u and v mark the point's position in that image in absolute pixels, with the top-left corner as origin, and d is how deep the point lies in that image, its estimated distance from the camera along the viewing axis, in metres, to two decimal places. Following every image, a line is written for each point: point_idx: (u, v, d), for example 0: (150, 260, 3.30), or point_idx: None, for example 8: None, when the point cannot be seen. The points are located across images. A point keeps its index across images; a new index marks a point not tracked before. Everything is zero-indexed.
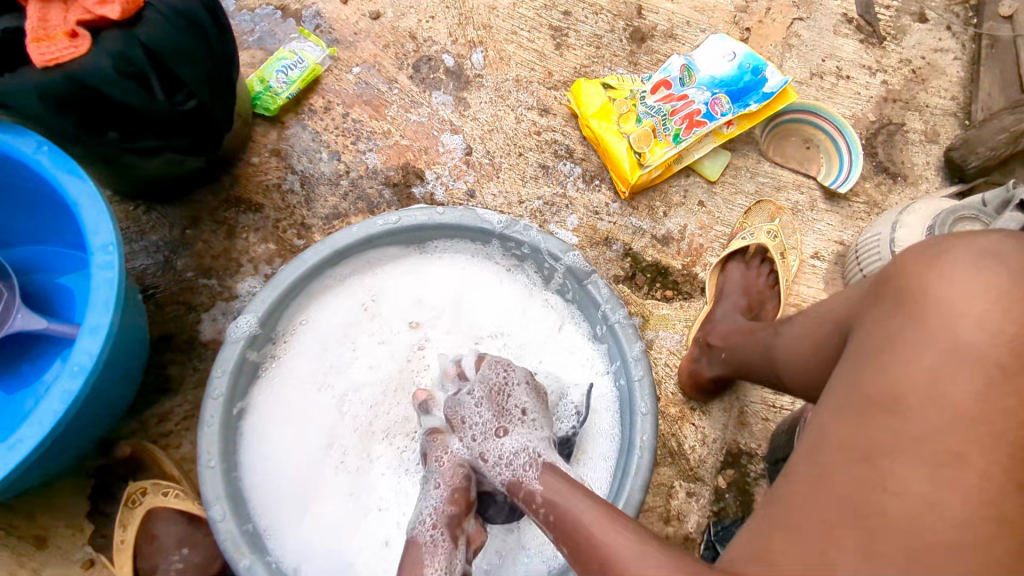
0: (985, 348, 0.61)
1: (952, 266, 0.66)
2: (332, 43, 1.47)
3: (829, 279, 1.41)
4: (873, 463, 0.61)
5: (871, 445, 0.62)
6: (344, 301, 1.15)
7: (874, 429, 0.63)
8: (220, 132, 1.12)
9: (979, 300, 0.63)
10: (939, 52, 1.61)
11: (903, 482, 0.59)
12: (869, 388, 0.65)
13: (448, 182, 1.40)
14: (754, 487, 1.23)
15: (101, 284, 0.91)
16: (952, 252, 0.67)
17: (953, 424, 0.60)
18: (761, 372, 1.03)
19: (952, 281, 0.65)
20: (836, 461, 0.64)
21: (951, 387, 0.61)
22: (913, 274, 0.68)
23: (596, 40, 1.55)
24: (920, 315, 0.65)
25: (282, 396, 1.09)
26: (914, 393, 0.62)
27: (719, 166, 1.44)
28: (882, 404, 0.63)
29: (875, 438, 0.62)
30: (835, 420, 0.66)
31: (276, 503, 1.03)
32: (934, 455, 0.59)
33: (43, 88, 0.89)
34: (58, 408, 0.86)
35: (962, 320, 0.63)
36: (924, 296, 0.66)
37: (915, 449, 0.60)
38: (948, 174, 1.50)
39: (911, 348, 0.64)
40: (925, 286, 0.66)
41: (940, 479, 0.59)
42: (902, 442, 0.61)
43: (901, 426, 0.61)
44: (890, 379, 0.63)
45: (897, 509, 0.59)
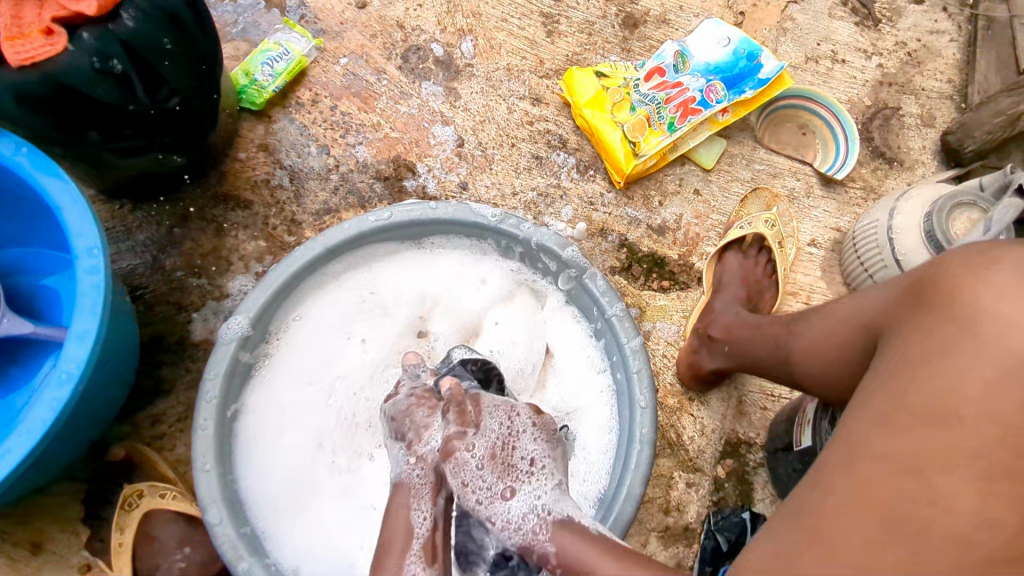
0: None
1: (1000, 276, 0.65)
2: (318, 33, 1.44)
3: (826, 266, 1.40)
4: (920, 475, 0.62)
5: (915, 457, 0.62)
6: (338, 298, 1.13)
7: (920, 441, 0.62)
8: (204, 129, 1.10)
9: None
10: (934, 34, 1.59)
11: (952, 497, 0.61)
12: (913, 398, 0.64)
13: (440, 174, 1.37)
14: (753, 476, 1.23)
15: (87, 289, 0.88)
16: (1002, 262, 0.66)
17: (1003, 439, 0.61)
18: (768, 368, 1.04)
19: (1003, 292, 0.64)
20: (877, 473, 0.63)
21: (1003, 402, 0.61)
22: (965, 283, 0.67)
23: (588, 27, 1.52)
24: (974, 327, 0.64)
25: (275, 395, 1.08)
26: (966, 408, 0.61)
27: (714, 154, 1.43)
28: (929, 417, 0.63)
29: (920, 451, 0.62)
30: (873, 428, 0.65)
31: (270, 503, 1.01)
32: (988, 470, 0.60)
33: (20, 88, 0.86)
34: (46, 417, 0.84)
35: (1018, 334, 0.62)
36: (977, 307, 0.64)
37: (966, 463, 0.61)
38: (945, 158, 1.49)
39: (963, 361, 0.63)
40: (978, 298, 0.65)
41: (989, 494, 0.60)
42: (951, 457, 0.61)
43: (951, 440, 0.61)
44: (941, 392, 0.63)
45: (945, 525, 0.61)
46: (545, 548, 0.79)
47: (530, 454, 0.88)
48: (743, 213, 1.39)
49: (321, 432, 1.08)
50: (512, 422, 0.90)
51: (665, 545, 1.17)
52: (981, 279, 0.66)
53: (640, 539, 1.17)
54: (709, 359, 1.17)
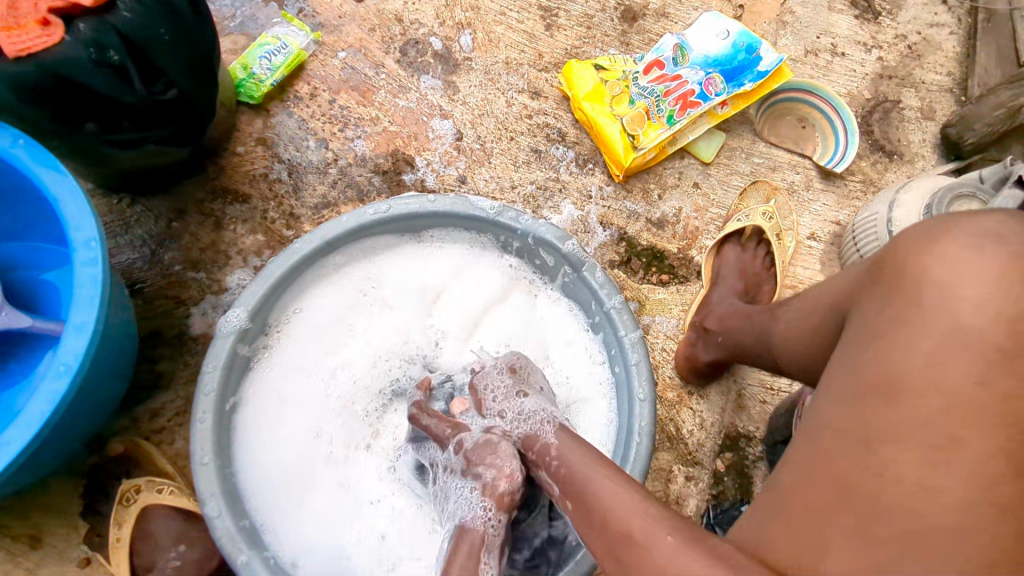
0: (983, 330, 0.61)
1: (948, 246, 0.65)
2: (316, 27, 1.43)
3: (826, 259, 1.40)
4: (872, 449, 0.61)
5: (866, 430, 0.62)
6: (337, 291, 1.13)
7: (871, 414, 0.62)
8: (203, 122, 1.09)
9: (978, 282, 0.62)
10: (934, 27, 1.59)
11: (900, 470, 0.60)
12: (864, 373, 0.64)
13: (438, 168, 1.37)
14: (753, 470, 1.22)
15: (85, 280, 0.88)
16: (950, 234, 0.66)
17: (950, 409, 0.60)
18: (756, 355, 1.03)
19: (951, 264, 0.64)
20: (834, 449, 0.64)
21: (949, 371, 0.60)
22: (911, 255, 0.67)
23: (586, 20, 1.51)
24: (920, 297, 0.64)
25: (275, 389, 1.07)
26: (912, 378, 0.61)
27: (713, 147, 1.42)
28: (879, 389, 0.63)
29: (874, 426, 0.62)
30: (832, 406, 0.66)
31: (269, 497, 1.01)
32: (933, 440, 0.59)
33: (15, 79, 0.85)
34: (45, 408, 0.84)
35: (962, 303, 0.62)
36: (924, 278, 0.64)
37: (912, 434, 0.60)
38: (945, 151, 1.49)
39: (909, 334, 0.63)
40: (924, 269, 0.65)
41: (936, 465, 0.59)
42: (898, 428, 0.61)
43: (897, 411, 0.61)
44: (887, 362, 0.63)
45: (894, 495, 0.59)
46: (546, 441, 0.84)
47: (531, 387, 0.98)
48: (742, 207, 1.39)
49: (320, 426, 1.07)
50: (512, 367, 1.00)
51: None
52: (928, 249, 0.66)
53: None
54: (705, 351, 1.17)
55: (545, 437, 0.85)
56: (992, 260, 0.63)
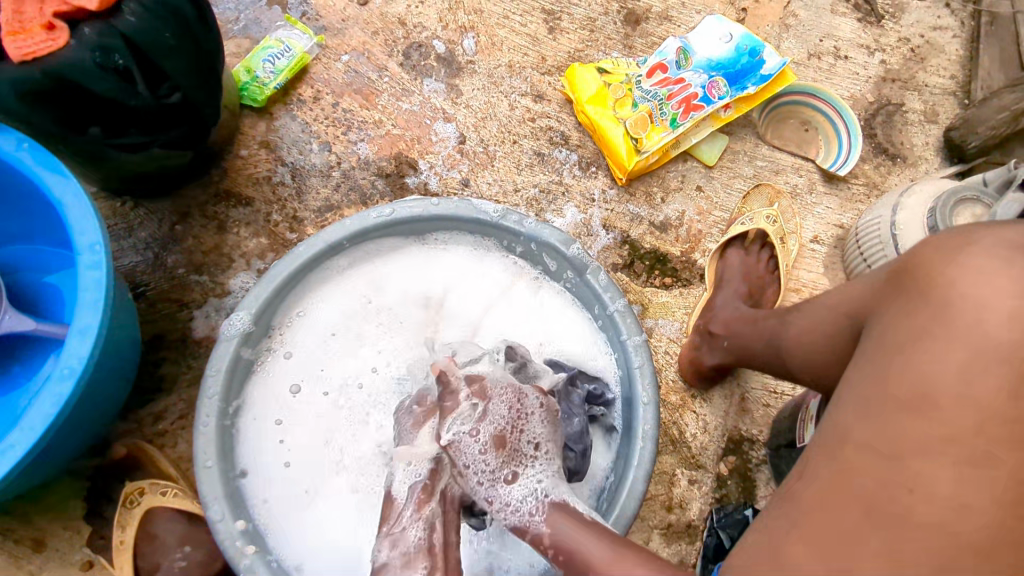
0: (1012, 343, 0.61)
1: (972, 258, 0.67)
2: (320, 30, 1.44)
3: (829, 262, 1.40)
4: (902, 463, 0.61)
5: (893, 444, 0.62)
6: (341, 294, 1.13)
7: (899, 428, 0.62)
8: (206, 127, 1.10)
9: (1007, 296, 0.63)
10: (938, 30, 1.58)
11: (929, 484, 0.60)
12: (891, 386, 0.64)
13: (441, 171, 1.37)
14: (756, 473, 1.22)
15: (89, 284, 0.88)
16: (978, 245, 0.68)
17: (981, 424, 0.60)
18: (763, 359, 1.03)
19: (984, 276, 0.64)
20: (856, 460, 0.64)
21: (980, 386, 0.61)
22: (940, 270, 0.68)
23: (589, 23, 1.51)
24: (950, 312, 0.64)
25: (280, 391, 1.07)
26: (942, 394, 0.61)
27: (716, 150, 1.42)
28: (908, 404, 0.63)
29: (902, 440, 0.62)
30: (856, 417, 0.66)
31: (273, 499, 1.01)
32: (963, 455, 0.60)
33: (21, 82, 0.86)
34: (49, 412, 0.83)
35: (991, 316, 0.62)
36: (952, 293, 0.65)
37: (942, 449, 0.60)
38: (948, 154, 1.49)
39: (940, 345, 0.63)
40: (952, 281, 0.66)
41: (966, 479, 0.59)
42: (927, 442, 0.61)
43: (929, 425, 0.61)
44: (917, 377, 0.63)
45: (926, 512, 0.59)
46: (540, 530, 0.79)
47: (534, 438, 0.89)
48: (745, 210, 1.39)
49: (325, 428, 1.07)
50: (521, 404, 0.90)
51: (668, 542, 1.17)
52: (956, 264, 0.67)
53: (643, 536, 1.17)
54: (710, 355, 1.17)
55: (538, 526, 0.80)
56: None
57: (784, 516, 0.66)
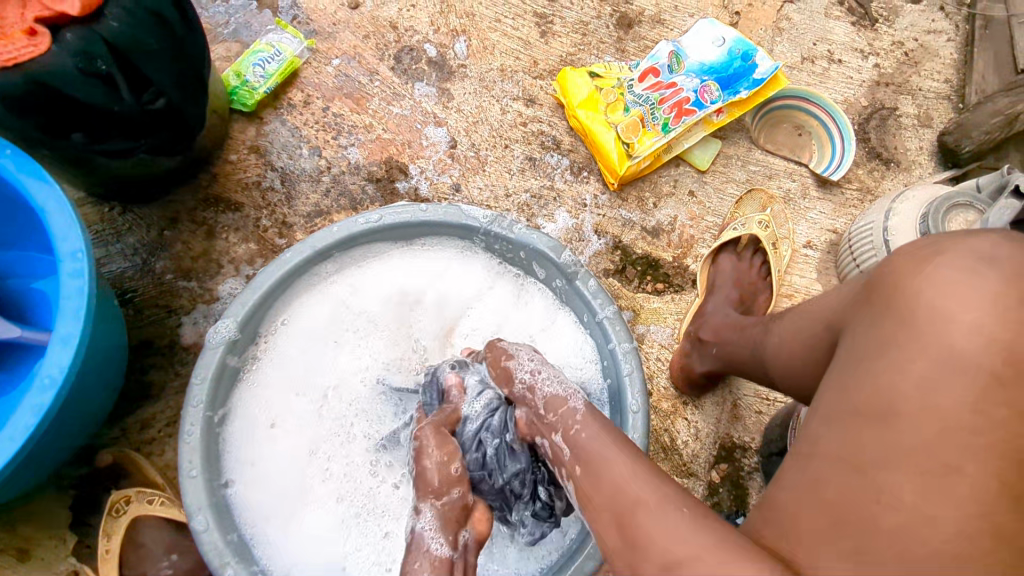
0: (975, 353, 0.60)
1: (940, 267, 0.65)
2: (310, 34, 1.43)
3: (822, 268, 1.39)
4: (864, 472, 0.61)
5: (859, 455, 0.62)
6: (327, 300, 1.12)
7: (864, 438, 0.62)
8: (192, 131, 1.09)
9: (972, 306, 0.62)
10: (932, 33, 1.58)
11: (893, 493, 0.60)
12: (860, 396, 0.64)
13: (432, 176, 1.36)
14: (747, 481, 1.21)
15: (71, 292, 0.87)
16: (945, 254, 0.66)
17: (945, 433, 0.59)
18: (751, 368, 1.02)
19: (944, 288, 0.63)
20: (826, 472, 0.64)
21: (941, 396, 0.60)
22: (906, 278, 0.67)
23: (582, 27, 1.51)
24: (914, 321, 0.63)
25: (266, 400, 1.06)
26: (905, 403, 0.61)
27: (709, 155, 1.41)
28: (871, 413, 0.63)
29: (869, 450, 0.62)
30: (826, 428, 0.66)
31: (260, 510, 1.00)
32: (923, 464, 0.59)
33: (3, 89, 0.84)
34: (30, 422, 0.82)
35: (954, 326, 0.61)
36: (915, 302, 0.64)
37: (906, 459, 0.60)
38: (941, 158, 1.48)
39: (903, 356, 0.63)
40: (916, 292, 0.64)
41: (930, 489, 0.59)
42: (893, 450, 0.61)
43: (891, 435, 0.61)
44: (879, 385, 0.63)
45: (889, 521, 0.59)
46: (576, 403, 0.82)
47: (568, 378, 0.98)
48: (738, 215, 1.38)
49: (312, 438, 1.06)
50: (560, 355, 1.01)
51: None
52: (922, 273, 0.65)
53: None
54: (701, 362, 1.16)
55: (574, 403, 0.82)
56: (984, 282, 0.63)
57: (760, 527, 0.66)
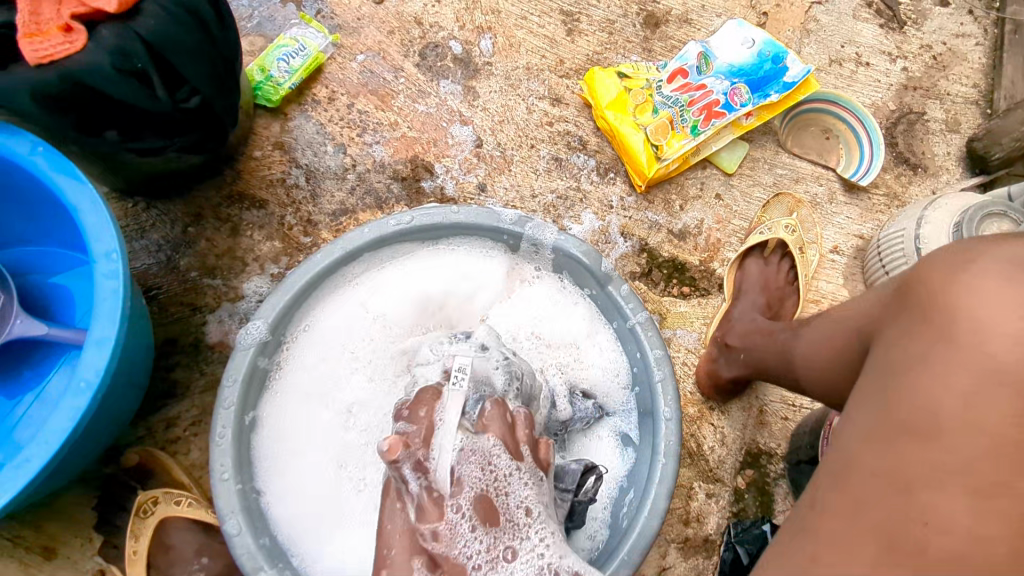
0: (1020, 366, 0.59)
1: (975, 277, 0.64)
2: (335, 29, 1.41)
3: (849, 274, 1.38)
4: (911, 494, 0.60)
5: (903, 473, 0.61)
6: (354, 301, 1.10)
7: (907, 456, 0.61)
8: (224, 130, 1.08)
9: (1014, 317, 0.60)
10: (960, 37, 1.56)
11: (943, 514, 0.58)
12: (897, 411, 0.63)
13: (458, 175, 1.35)
14: (773, 487, 1.21)
15: (106, 294, 0.86)
16: (980, 261, 0.65)
17: (992, 451, 0.58)
18: (780, 375, 1.01)
19: (982, 296, 0.62)
20: (865, 488, 0.63)
21: (987, 412, 0.59)
22: (942, 290, 0.66)
23: (608, 25, 1.49)
24: (953, 335, 0.62)
25: (293, 408, 1.04)
26: (947, 417, 0.60)
27: (736, 158, 1.40)
28: (914, 430, 0.61)
29: (910, 468, 0.61)
30: (863, 443, 0.65)
31: (291, 519, 0.98)
32: (974, 484, 0.58)
33: (38, 87, 0.82)
34: (65, 426, 0.82)
35: (995, 338, 0.60)
36: (954, 315, 0.63)
37: (953, 478, 0.59)
38: (969, 164, 1.47)
39: (943, 369, 0.61)
40: (953, 302, 0.64)
41: (983, 509, 0.58)
42: (938, 470, 0.59)
43: (935, 453, 0.60)
44: (917, 400, 0.62)
45: (939, 544, 0.58)
46: None
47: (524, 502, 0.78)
48: (764, 219, 1.37)
49: (337, 451, 1.03)
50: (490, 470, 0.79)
51: (685, 557, 1.16)
52: (959, 284, 0.64)
53: (660, 551, 1.15)
54: (728, 369, 1.15)
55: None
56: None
57: (792, 546, 0.66)
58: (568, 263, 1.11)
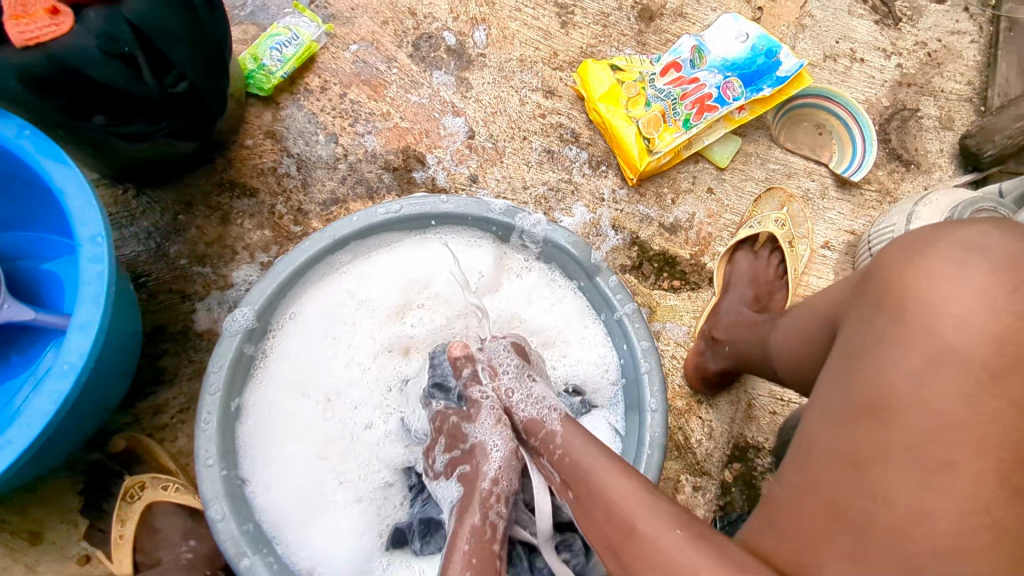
0: (970, 348, 0.59)
1: (929, 261, 0.63)
2: (328, 19, 1.41)
3: (839, 269, 1.38)
4: (862, 469, 0.60)
5: (856, 451, 0.61)
6: (339, 289, 1.09)
7: (861, 435, 0.61)
8: (213, 116, 1.08)
9: (964, 299, 0.60)
10: (955, 34, 1.56)
11: (891, 490, 0.59)
12: (852, 391, 0.63)
13: (449, 166, 1.35)
14: (760, 481, 1.21)
15: (91, 277, 0.86)
16: (938, 244, 0.65)
17: (939, 430, 0.58)
18: (760, 366, 1.01)
19: (934, 279, 0.62)
20: (823, 466, 0.63)
21: (936, 391, 0.59)
22: (897, 272, 0.65)
23: (602, 18, 1.49)
24: (904, 316, 0.62)
25: (278, 396, 1.04)
26: (897, 398, 0.60)
27: (729, 152, 1.40)
28: (868, 410, 0.62)
29: (863, 446, 0.61)
30: (822, 422, 0.65)
31: (273, 506, 0.98)
32: (924, 463, 0.58)
33: (22, 69, 0.82)
34: (47, 409, 0.82)
35: (946, 319, 0.60)
36: (905, 296, 0.63)
37: (903, 456, 0.59)
38: (962, 162, 1.47)
39: (896, 350, 0.61)
40: (905, 286, 0.63)
41: (928, 486, 0.58)
42: (888, 448, 0.60)
43: (888, 432, 0.60)
44: (871, 381, 0.62)
45: (886, 518, 0.58)
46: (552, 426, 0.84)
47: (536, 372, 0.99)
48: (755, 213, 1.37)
49: (321, 441, 1.04)
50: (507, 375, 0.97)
51: None
52: (914, 267, 0.64)
53: None
54: (714, 361, 1.15)
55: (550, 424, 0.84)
56: (982, 275, 0.61)
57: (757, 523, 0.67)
58: (556, 254, 1.11)
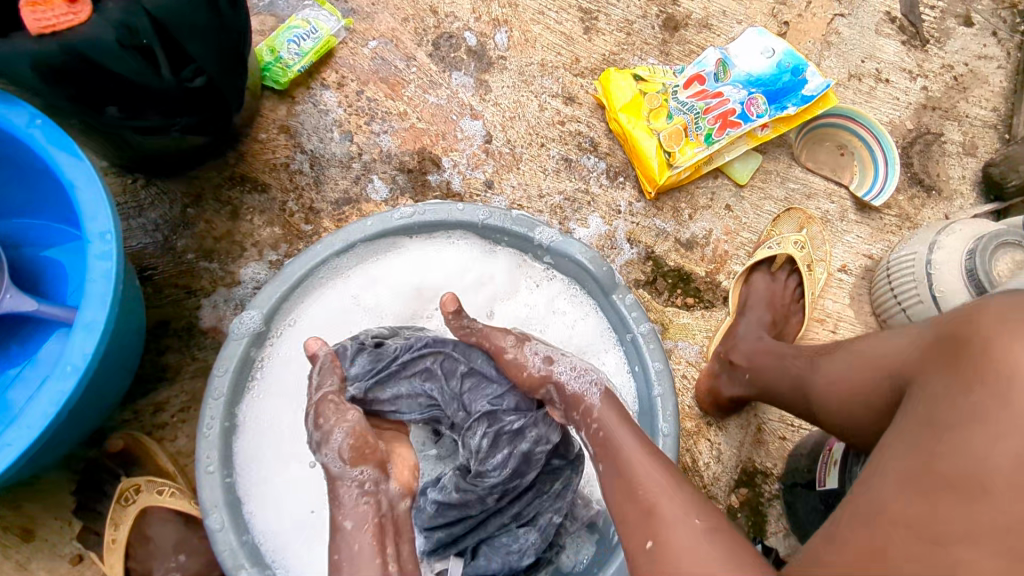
0: None
1: None
2: (348, 13, 1.38)
3: (855, 294, 1.35)
4: (942, 546, 0.59)
5: (936, 525, 0.60)
6: (344, 294, 1.05)
7: (944, 510, 0.60)
8: (228, 111, 1.04)
9: None
10: (982, 59, 1.54)
11: (972, 568, 0.58)
12: (938, 462, 0.62)
13: (465, 171, 1.32)
14: (767, 509, 1.19)
15: (98, 275, 0.84)
16: None
17: None
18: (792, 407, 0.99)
19: None
20: (897, 536, 0.61)
21: None
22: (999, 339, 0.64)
23: (626, 26, 1.47)
24: (1007, 393, 0.61)
25: (280, 405, 1.00)
26: (994, 478, 0.59)
27: (750, 169, 1.38)
28: (958, 484, 0.60)
29: (944, 521, 0.60)
30: (893, 490, 0.63)
31: (273, 519, 0.95)
32: (1009, 544, 0.58)
33: (38, 57, 0.78)
34: (48, 412, 0.79)
35: None
36: (1009, 373, 0.62)
37: (989, 536, 0.58)
38: (984, 190, 1.45)
39: (998, 428, 0.60)
40: (1008, 358, 0.63)
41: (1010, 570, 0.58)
42: (973, 527, 0.59)
43: (978, 509, 0.59)
44: (965, 454, 0.60)
45: None
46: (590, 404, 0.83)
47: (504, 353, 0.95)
48: (773, 234, 1.35)
49: None
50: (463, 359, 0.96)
51: None
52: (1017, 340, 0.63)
53: None
54: (729, 386, 1.13)
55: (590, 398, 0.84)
56: None
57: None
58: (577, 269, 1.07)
